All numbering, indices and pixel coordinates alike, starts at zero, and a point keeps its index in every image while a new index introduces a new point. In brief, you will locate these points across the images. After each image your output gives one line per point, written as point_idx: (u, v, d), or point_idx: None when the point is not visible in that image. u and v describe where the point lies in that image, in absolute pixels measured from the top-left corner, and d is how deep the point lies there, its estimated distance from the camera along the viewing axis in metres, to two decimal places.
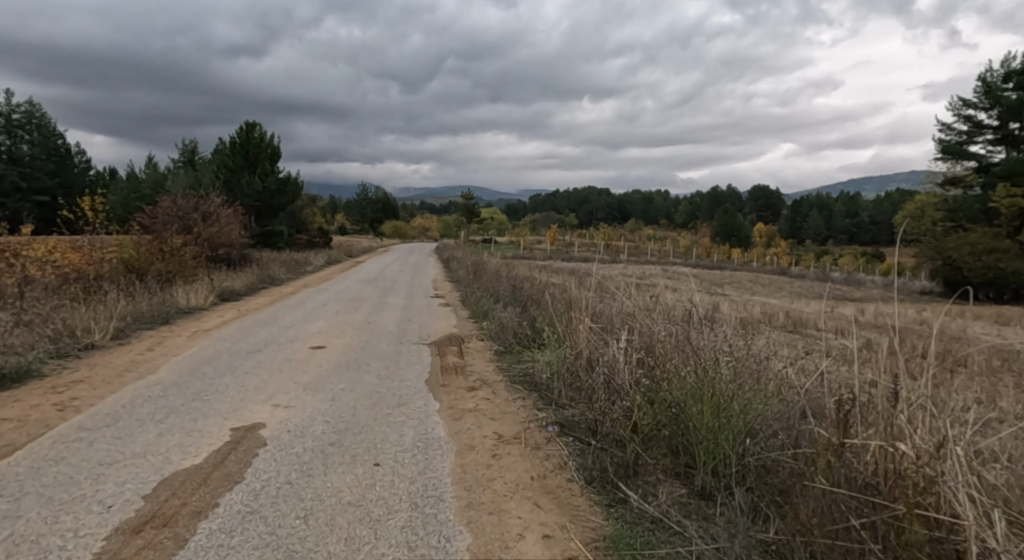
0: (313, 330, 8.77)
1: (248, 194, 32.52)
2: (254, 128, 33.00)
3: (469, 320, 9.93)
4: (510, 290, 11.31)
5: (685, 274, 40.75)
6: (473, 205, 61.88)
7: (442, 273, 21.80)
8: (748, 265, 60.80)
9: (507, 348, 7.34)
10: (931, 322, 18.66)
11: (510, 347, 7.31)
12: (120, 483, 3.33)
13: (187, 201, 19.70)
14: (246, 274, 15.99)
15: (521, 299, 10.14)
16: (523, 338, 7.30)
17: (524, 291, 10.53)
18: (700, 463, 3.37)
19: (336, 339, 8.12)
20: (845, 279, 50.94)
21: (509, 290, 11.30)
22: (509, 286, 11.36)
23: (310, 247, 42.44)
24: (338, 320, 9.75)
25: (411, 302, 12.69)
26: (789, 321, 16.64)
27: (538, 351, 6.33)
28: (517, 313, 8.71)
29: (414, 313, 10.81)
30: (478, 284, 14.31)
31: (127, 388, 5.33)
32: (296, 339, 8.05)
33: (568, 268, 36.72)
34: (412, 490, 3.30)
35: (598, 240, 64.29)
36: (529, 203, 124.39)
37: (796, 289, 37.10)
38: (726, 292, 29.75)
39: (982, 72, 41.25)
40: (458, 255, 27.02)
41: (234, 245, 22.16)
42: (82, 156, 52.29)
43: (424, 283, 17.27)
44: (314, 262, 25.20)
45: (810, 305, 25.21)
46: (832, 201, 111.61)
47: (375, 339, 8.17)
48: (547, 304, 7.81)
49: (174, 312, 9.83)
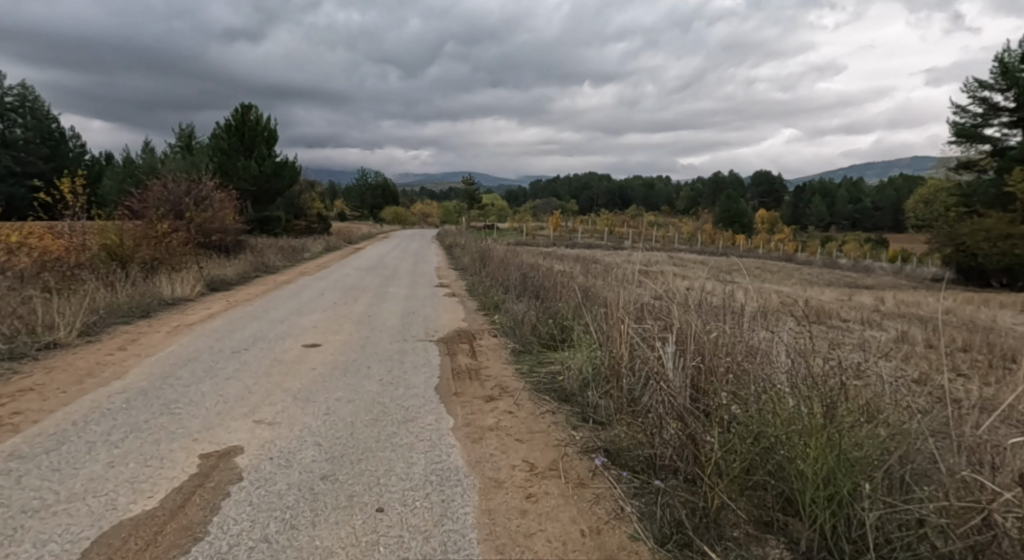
0: (309, 325, 7.96)
1: (244, 178, 31.60)
2: (249, 111, 32.04)
3: (479, 313, 9.09)
4: (522, 280, 10.46)
5: (691, 262, 39.96)
6: (474, 191, 60.87)
7: (445, 260, 20.97)
8: (754, 252, 59.83)
9: (524, 345, 6.50)
10: (956, 311, 17.86)
11: (528, 345, 6.48)
12: (39, 546, 2.52)
13: (178, 183, 18.94)
14: (240, 262, 15.18)
15: (536, 289, 9.29)
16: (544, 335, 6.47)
17: (539, 281, 9.68)
18: (802, 516, 2.58)
19: (333, 335, 7.30)
20: (854, 266, 50.06)
21: (522, 279, 10.44)
22: (521, 276, 10.51)
23: (309, 233, 41.47)
24: (336, 313, 8.93)
25: (415, 292, 11.88)
26: (811, 311, 15.79)
27: (564, 352, 5.53)
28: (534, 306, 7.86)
29: (418, 305, 10.00)
30: (484, 272, 13.48)
31: (83, 398, 4.51)
32: (289, 335, 7.23)
33: (573, 254, 35.82)
34: (430, 553, 2.50)
35: (602, 227, 63.41)
36: (530, 189, 123.07)
37: (807, 277, 36.20)
38: (736, 281, 28.97)
39: (999, 53, 40.00)
40: (461, 241, 26.12)
41: (229, 230, 21.33)
42: (76, 141, 51.19)
43: (427, 271, 16.41)
44: (313, 248, 24.37)
45: (826, 293, 24.35)
46: (836, 187, 110.42)
47: (376, 336, 7.34)
48: (570, 297, 6.96)
49: (156, 303, 9.01)
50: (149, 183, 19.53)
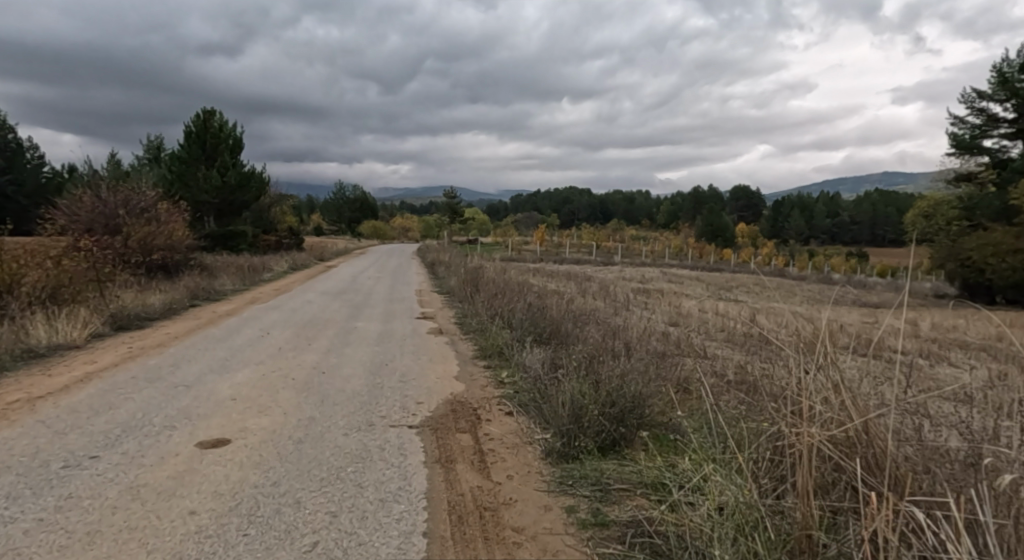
0: (229, 395, 5.26)
1: (205, 190, 28.88)
2: (212, 116, 29.29)
3: (484, 367, 6.51)
4: (545, 326, 8.00)
5: (687, 279, 38.07)
6: (456, 205, 58.55)
7: (428, 281, 18.50)
8: (745, 267, 58.17)
9: (570, 428, 4.01)
10: (1005, 337, 15.89)
11: (576, 428, 4.00)
12: None
13: (115, 192, 16.39)
14: (176, 288, 12.39)
15: (571, 348, 6.79)
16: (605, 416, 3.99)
17: (575, 337, 7.21)
18: None
19: (256, 419, 4.60)
20: (847, 282, 48.80)
21: (545, 326, 7.99)
22: (544, 322, 8.05)
23: (280, 249, 38.48)
24: (281, 369, 6.28)
25: (395, 328, 9.34)
26: (853, 342, 13.58)
27: (663, 493, 3.07)
28: (572, 368, 5.38)
29: (399, 352, 7.40)
30: (478, 300, 11.07)
31: None
32: (188, 420, 4.52)
33: (563, 272, 33.62)
34: None
35: (587, 242, 61.54)
36: (511, 204, 121.06)
37: (809, 295, 34.37)
38: (741, 300, 26.98)
39: (997, 63, 38.91)
40: (444, 259, 23.55)
41: (179, 246, 18.64)
42: (36, 152, 47.94)
43: (408, 296, 13.88)
44: (277, 268, 21.66)
45: (844, 314, 22.30)
46: (816, 200, 110.80)
47: (331, 418, 4.66)
48: (640, 373, 4.60)
49: (13, 356, 6.22)
50: (79, 193, 16.61)
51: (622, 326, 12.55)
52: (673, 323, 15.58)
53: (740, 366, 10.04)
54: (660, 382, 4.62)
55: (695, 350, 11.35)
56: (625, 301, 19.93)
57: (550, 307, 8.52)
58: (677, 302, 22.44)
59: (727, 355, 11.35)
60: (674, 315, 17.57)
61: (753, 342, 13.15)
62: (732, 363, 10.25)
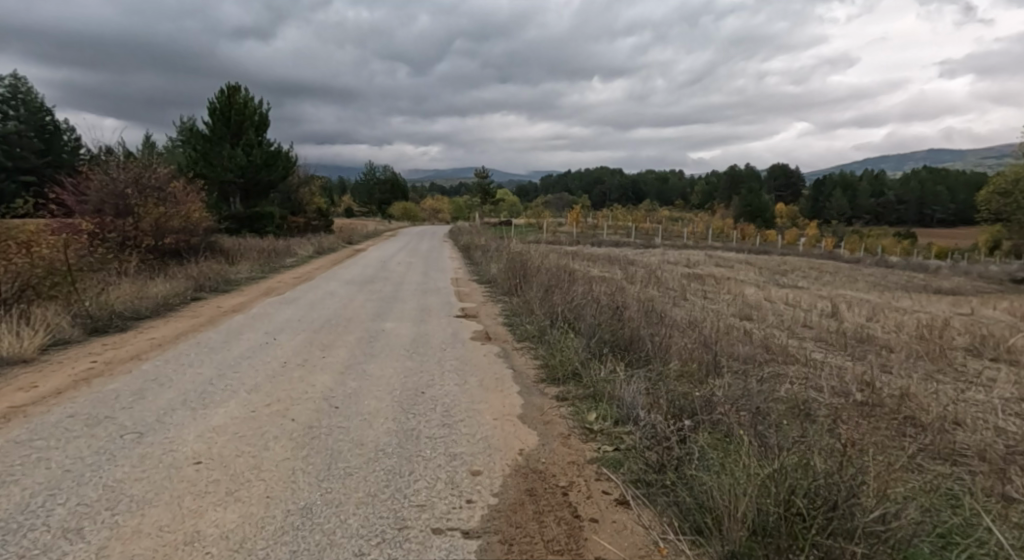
0: (192, 453, 3.52)
1: (230, 169, 27.65)
2: (236, 91, 27.91)
3: (554, 399, 4.77)
4: (630, 343, 6.34)
5: (734, 263, 35.61)
6: (487, 185, 56.64)
7: (464, 266, 16.75)
8: (791, 250, 54.96)
9: (769, 555, 2.35)
10: None
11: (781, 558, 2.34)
12: None
13: (125, 169, 14.91)
14: (181, 278, 10.83)
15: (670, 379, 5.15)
16: (837, 537, 2.31)
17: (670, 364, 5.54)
18: None
19: (215, 515, 2.83)
20: (905, 266, 45.54)
21: (629, 343, 6.35)
22: (626, 335, 6.36)
23: (308, 232, 37.17)
24: (283, 402, 4.56)
25: (433, 331, 7.56)
26: (970, 344, 11.29)
27: None
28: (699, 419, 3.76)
29: (439, 368, 5.66)
30: (528, 293, 9.21)
31: None
32: (110, 515, 2.77)
33: (603, 255, 31.60)
34: None
35: (623, 223, 59.01)
36: (542, 184, 118.47)
37: (872, 281, 31.50)
38: (802, 287, 24.59)
39: None
40: (479, 242, 21.69)
41: (198, 229, 17.27)
42: (72, 134, 47.20)
43: (444, 286, 12.12)
44: (301, 252, 20.21)
45: (925, 305, 19.77)
46: (862, 178, 105.47)
47: (338, 514, 2.88)
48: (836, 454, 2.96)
49: None
50: (86, 170, 15.18)
51: (695, 324, 10.58)
52: (746, 317, 13.49)
53: (861, 379, 8.02)
54: (862, 459, 3.03)
55: (793, 357, 9.34)
56: (681, 289, 17.84)
57: (635, 315, 6.88)
58: (736, 290, 20.16)
59: (832, 361, 9.31)
60: (740, 307, 15.43)
61: (849, 342, 11.05)
62: (848, 376, 8.21)
